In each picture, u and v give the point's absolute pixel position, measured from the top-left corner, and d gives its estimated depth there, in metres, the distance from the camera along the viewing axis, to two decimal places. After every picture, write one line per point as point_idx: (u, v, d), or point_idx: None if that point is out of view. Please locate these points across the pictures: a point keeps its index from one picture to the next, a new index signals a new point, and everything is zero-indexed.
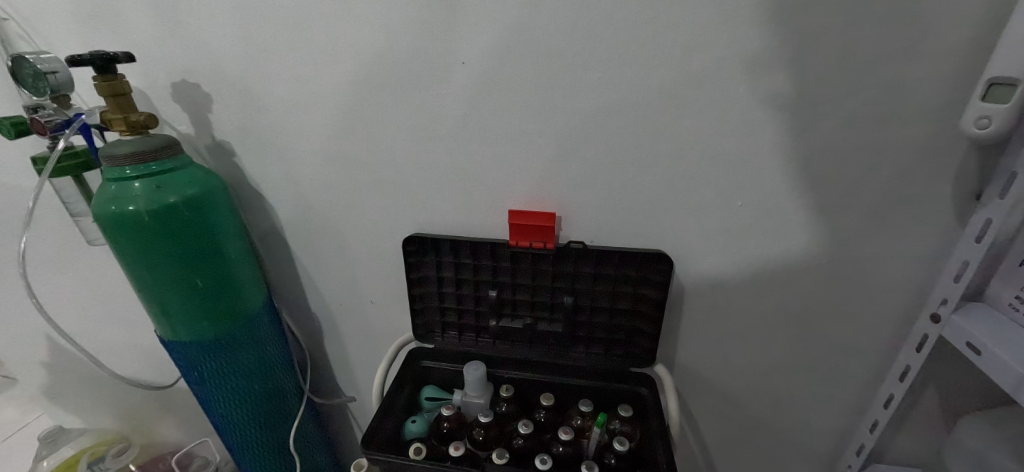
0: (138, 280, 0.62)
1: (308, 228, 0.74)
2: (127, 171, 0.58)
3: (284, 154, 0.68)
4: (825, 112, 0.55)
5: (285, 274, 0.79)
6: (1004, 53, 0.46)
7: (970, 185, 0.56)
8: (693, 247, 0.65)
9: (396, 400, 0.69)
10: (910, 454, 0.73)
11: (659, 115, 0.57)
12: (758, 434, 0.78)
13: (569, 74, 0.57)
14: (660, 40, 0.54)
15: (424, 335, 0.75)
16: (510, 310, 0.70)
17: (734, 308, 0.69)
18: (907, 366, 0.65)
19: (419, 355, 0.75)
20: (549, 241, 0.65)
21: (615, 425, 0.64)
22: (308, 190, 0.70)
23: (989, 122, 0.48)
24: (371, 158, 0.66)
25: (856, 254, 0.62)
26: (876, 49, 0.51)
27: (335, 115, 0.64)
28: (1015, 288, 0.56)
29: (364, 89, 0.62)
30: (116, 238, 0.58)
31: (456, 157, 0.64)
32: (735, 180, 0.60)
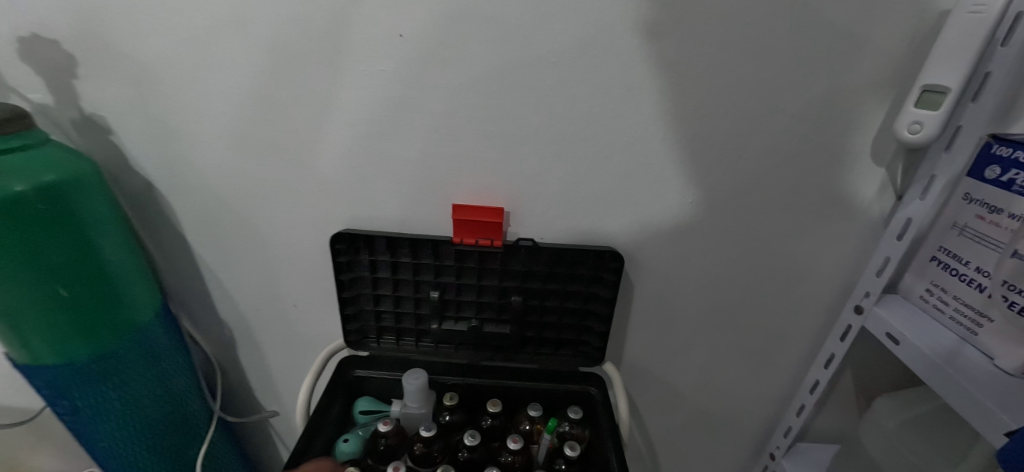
0: None
1: (214, 222, 0.63)
2: None
3: (183, 133, 0.57)
4: (775, 111, 0.55)
5: (185, 276, 0.68)
6: (938, 62, 0.48)
7: (894, 187, 0.60)
8: (644, 244, 0.64)
9: (325, 418, 0.61)
10: (828, 432, 0.79)
11: (615, 106, 0.54)
12: (698, 422, 0.81)
13: (524, 54, 0.52)
14: (620, 23, 0.50)
15: (359, 342, 0.68)
16: (454, 312, 0.65)
17: (681, 303, 0.69)
18: (832, 354, 0.69)
19: (351, 365, 0.67)
20: (496, 238, 0.60)
21: (565, 429, 0.62)
22: (213, 177, 0.59)
23: (921, 127, 0.50)
24: (293, 142, 0.57)
25: (794, 250, 0.64)
26: (826, 50, 0.52)
27: (246, 88, 0.54)
28: (925, 281, 0.62)
29: (282, 59, 0.52)
30: None
31: (395, 142, 0.57)
32: (688, 176, 0.59)
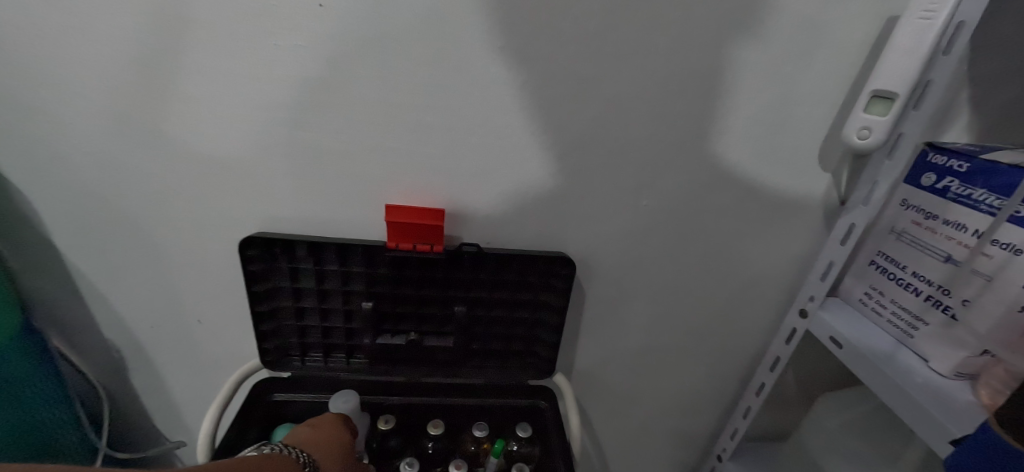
0: None
1: (94, 223, 0.53)
2: None
3: (45, 114, 0.46)
4: (728, 113, 0.53)
5: (60, 285, 0.57)
6: (888, 66, 0.47)
7: (838, 192, 0.60)
8: (596, 249, 0.60)
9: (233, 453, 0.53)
10: (771, 430, 0.81)
11: (566, 100, 0.50)
12: (647, 428, 0.79)
13: (465, 37, 0.46)
14: (571, 9, 0.46)
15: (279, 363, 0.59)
16: (389, 326, 0.59)
17: (632, 309, 0.66)
18: (778, 357, 0.68)
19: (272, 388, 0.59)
20: (436, 242, 0.54)
21: (513, 449, 0.58)
22: (88, 169, 0.49)
23: (869, 133, 0.49)
24: (191, 129, 0.48)
25: (743, 254, 0.63)
26: (779, 52, 0.50)
27: (127, 61, 0.44)
28: (864, 284, 0.63)
29: (171, 26, 0.43)
30: None
31: (319, 132, 0.49)
32: (642, 178, 0.56)
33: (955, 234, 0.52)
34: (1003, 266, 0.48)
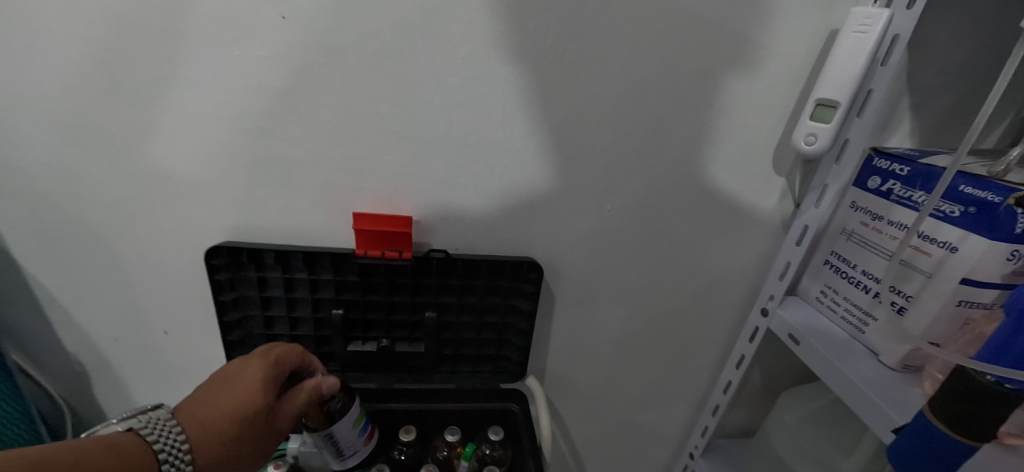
0: None
1: (52, 234, 0.52)
2: None
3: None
4: (684, 120, 0.55)
5: (17, 298, 0.55)
6: (830, 76, 0.50)
7: (792, 195, 0.63)
8: (562, 253, 0.62)
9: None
10: (740, 427, 0.83)
11: (528, 108, 0.52)
12: (620, 429, 0.81)
13: (428, 48, 0.47)
14: (531, 20, 0.48)
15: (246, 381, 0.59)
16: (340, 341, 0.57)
17: (600, 312, 0.68)
18: (742, 356, 0.71)
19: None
20: (405, 249, 0.55)
21: (485, 453, 0.58)
22: (47, 180, 0.49)
23: (816, 139, 0.52)
24: (151, 139, 0.48)
25: (704, 256, 0.66)
26: (729, 63, 0.53)
27: (84, 72, 0.44)
28: (820, 283, 0.66)
29: (128, 36, 0.43)
30: None
31: (283, 141, 0.50)
32: (603, 184, 0.58)
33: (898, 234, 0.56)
34: (940, 263, 0.51)
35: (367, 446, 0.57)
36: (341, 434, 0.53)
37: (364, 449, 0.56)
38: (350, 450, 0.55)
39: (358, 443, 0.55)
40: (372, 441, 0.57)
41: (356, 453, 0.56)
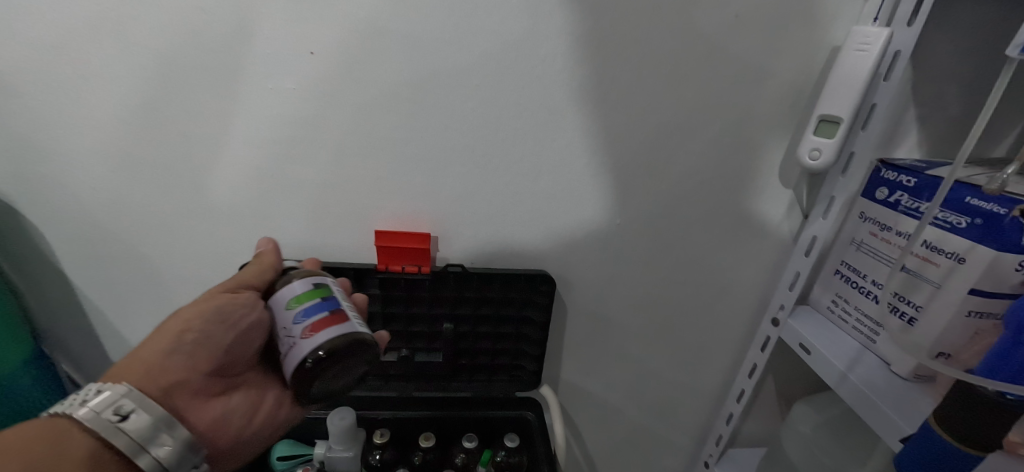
0: None
1: (99, 252, 0.56)
2: None
3: (52, 156, 0.50)
4: (690, 137, 0.57)
5: (66, 311, 0.60)
6: (832, 93, 0.52)
7: (800, 207, 0.64)
8: (574, 265, 0.64)
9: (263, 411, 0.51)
10: (754, 437, 0.83)
11: (539, 130, 0.54)
12: (635, 437, 0.82)
13: (443, 74, 0.50)
14: (540, 47, 0.50)
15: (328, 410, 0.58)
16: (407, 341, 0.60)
17: (611, 322, 0.70)
18: (755, 365, 0.72)
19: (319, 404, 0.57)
20: (423, 264, 0.58)
21: (501, 458, 0.60)
22: (97, 204, 0.53)
23: (820, 154, 0.53)
24: (188, 165, 0.52)
25: (714, 267, 0.67)
26: (732, 81, 0.55)
27: (129, 106, 0.48)
28: (831, 292, 0.66)
29: (169, 74, 0.47)
30: None
31: (308, 164, 0.53)
32: (613, 198, 0.60)
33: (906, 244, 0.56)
34: (949, 273, 0.52)
35: (303, 326, 0.44)
36: (279, 319, 0.46)
37: (298, 345, 0.44)
38: (282, 333, 0.45)
39: (286, 334, 0.45)
40: (309, 326, 0.44)
41: (286, 352, 0.44)
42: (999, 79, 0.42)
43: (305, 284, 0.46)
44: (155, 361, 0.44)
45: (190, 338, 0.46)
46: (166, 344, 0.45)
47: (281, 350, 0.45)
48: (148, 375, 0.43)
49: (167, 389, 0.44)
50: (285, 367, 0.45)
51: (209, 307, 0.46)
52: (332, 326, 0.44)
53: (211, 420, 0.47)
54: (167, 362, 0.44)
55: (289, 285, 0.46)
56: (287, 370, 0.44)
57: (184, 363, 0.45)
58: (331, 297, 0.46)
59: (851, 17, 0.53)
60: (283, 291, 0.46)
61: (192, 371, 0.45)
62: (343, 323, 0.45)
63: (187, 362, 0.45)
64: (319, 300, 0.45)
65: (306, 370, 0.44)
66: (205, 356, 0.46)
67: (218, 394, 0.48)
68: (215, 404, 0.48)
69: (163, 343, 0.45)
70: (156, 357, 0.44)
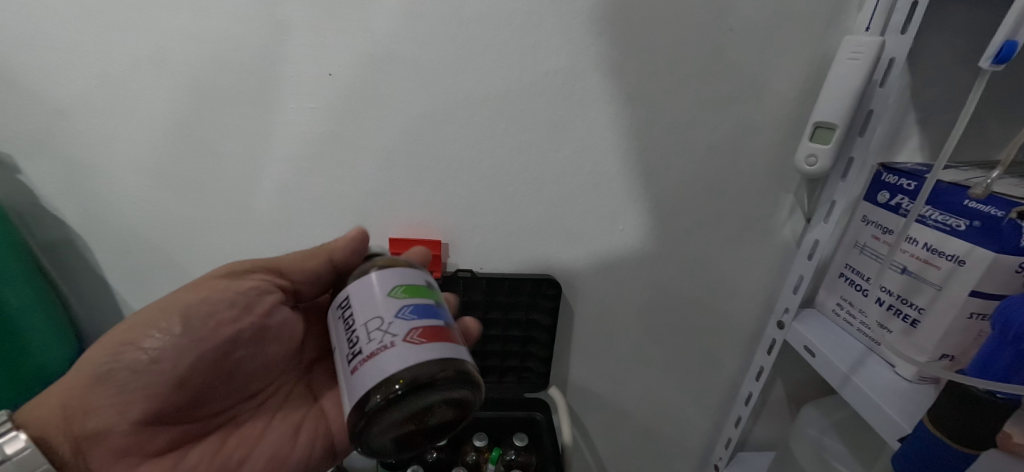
0: None
1: (136, 259, 0.61)
2: None
3: (96, 172, 0.55)
4: (690, 145, 0.59)
5: (106, 314, 0.65)
6: (827, 101, 0.53)
7: (803, 211, 0.65)
8: (580, 270, 0.66)
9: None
10: (764, 440, 0.84)
11: (543, 140, 0.57)
12: (644, 439, 0.83)
13: (449, 92, 0.54)
14: (541, 64, 0.53)
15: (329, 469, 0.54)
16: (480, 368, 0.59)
17: (618, 326, 0.72)
18: (761, 367, 0.73)
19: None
20: (435, 269, 0.62)
21: (511, 457, 0.63)
22: (135, 215, 0.58)
23: (816, 160, 0.55)
24: (217, 178, 0.56)
25: (718, 270, 0.69)
26: (730, 91, 0.57)
27: (166, 126, 0.53)
28: (836, 295, 0.67)
29: (202, 96, 0.52)
30: None
31: (326, 177, 0.57)
32: (616, 205, 0.62)
33: (908, 247, 0.57)
34: (949, 275, 0.52)
35: (413, 325, 0.39)
36: (374, 307, 0.40)
37: (400, 346, 0.37)
38: (375, 326, 0.39)
39: (385, 328, 0.38)
40: (420, 327, 0.39)
41: (378, 350, 0.38)
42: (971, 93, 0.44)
43: (410, 279, 0.42)
44: (80, 398, 0.41)
45: (127, 369, 0.43)
46: (95, 374, 0.42)
47: (363, 347, 0.39)
48: (62, 412, 0.41)
49: (88, 435, 0.41)
50: (358, 372, 0.38)
51: (144, 323, 0.44)
52: (445, 338, 0.39)
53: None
54: (90, 400, 0.41)
55: (392, 274, 0.42)
56: (374, 375, 0.37)
57: (110, 405, 0.42)
58: (439, 305, 0.42)
59: (843, 27, 0.55)
60: (385, 276, 0.42)
61: (121, 416, 0.42)
62: (451, 339, 0.40)
63: (115, 402, 0.42)
64: (427, 303, 0.41)
65: (412, 383, 0.37)
66: (137, 399, 0.42)
67: (164, 447, 0.44)
68: (165, 462, 0.44)
69: (98, 367, 0.43)
70: (81, 391, 0.42)
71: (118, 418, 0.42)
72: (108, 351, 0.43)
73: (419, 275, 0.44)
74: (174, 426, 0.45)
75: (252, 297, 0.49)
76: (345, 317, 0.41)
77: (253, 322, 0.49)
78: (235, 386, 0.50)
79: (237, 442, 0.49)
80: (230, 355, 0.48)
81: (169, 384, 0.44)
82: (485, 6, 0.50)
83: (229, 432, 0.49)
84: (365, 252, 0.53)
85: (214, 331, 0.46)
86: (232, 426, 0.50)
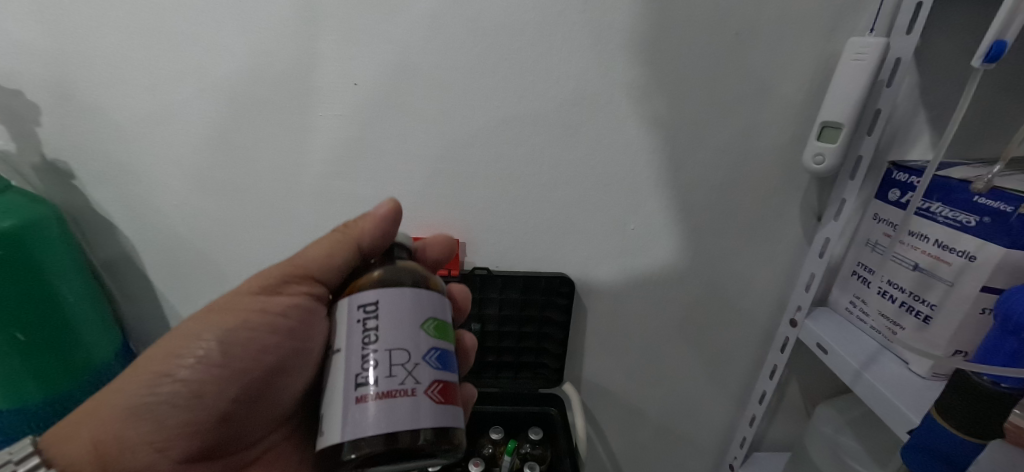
0: None
1: (175, 258, 0.65)
2: None
3: (142, 178, 0.59)
4: (699, 146, 0.61)
5: (147, 310, 0.69)
6: (833, 101, 0.55)
7: (813, 210, 0.66)
8: (592, 268, 0.68)
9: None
10: (780, 441, 0.83)
11: (555, 143, 0.60)
12: (659, 438, 0.84)
13: (469, 98, 0.57)
14: (553, 71, 0.56)
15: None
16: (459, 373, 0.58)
17: (631, 324, 0.73)
18: (775, 366, 0.73)
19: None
20: (453, 267, 0.65)
21: (526, 450, 0.66)
22: (175, 218, 0.62)
23: (824, 158, 0.57)
24: (250, 184, 0.60)
25: (730, 269, 0.70)
26: (737, 92, 0.59)
27: (206, 136, 0.57)
28: (849, 294, 0.67)
29: (238, 108, 0.56)
30: None
31: (350, 181, 0.60)
32: (628, 204, 0.64)
33: (919, 244, 0.57)
34: (960, 272, 0.53)
35: (436, 377, 0.37)
36: (398, 337, 0.37)
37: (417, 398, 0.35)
38: (399, 360, 0.36)
39: (410, 370, 0.36)
40: (441, 381, 0.37)
41: (397, 392, 0.35)
42: (968, 87, 0.46)
43: (443, 315, 0.40)
44: (116, 434, 0.40)
45: (165, 404, 0.41)
46: (129, 408, 0.41)
47: (377, 379, 0.36)
48: (98, 449, 0.40)
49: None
50: (366, 405, 0.35)
51: (179, 353, 0.42)
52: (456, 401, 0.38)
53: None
54: (126, 438, 0.40)
55: (431, 300, 0.39)
56: (385, 422, 0.34)
57: (150, 444, 0.41)
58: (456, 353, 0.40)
59: (848, 29, 0.56)
60: (425, 301, 0.39)
61: (159, 457, 0.41)
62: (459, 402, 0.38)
63: (153, 439, 0.41)
64: (449, 347, 0.39)
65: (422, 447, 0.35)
66: (176, 437, 0.41)
67: None
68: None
69: (133, 400, 0.41)
70: (115, 427, 0.41)
71: (158, 457, 0.41)
72: (143, 383, 0.42)
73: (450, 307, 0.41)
74: (214, 461, 0.44)
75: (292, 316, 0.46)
76: (363, 327, 0.37)
77: (293, 347, 0.46)
78: (273, 416, 0.48)
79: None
80: (270, 384, 0.46)
81: (209, 417, 0.43)
82: (499, 17, 0.54)
83: (270, 462, 0.48)
84: (394, 238, 0.47)
85: (251, 361, 0.44)
86: (271, 456, 0.48)
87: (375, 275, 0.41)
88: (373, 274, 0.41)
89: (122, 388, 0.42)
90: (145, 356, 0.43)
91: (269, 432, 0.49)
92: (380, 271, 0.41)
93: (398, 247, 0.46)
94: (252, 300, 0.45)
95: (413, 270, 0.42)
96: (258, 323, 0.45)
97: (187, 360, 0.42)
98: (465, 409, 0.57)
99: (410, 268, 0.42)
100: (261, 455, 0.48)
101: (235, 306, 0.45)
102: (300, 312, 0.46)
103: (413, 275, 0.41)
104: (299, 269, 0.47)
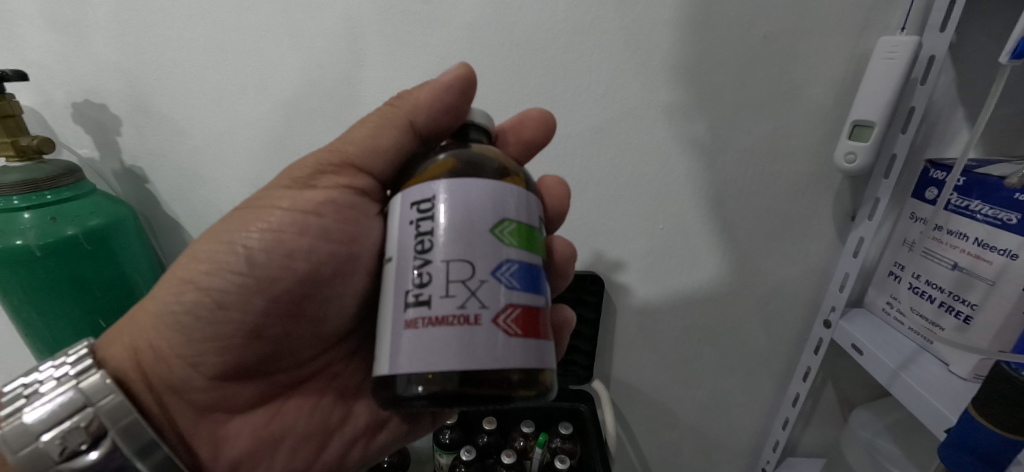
0: (42, 314, 0.57)
1: None
2: (47, 196, 0.55)
3: (206, 182, 0.65)
4: (728, 146, 0.62)
5: None
6: (864, 100, 0.55)
7: (847, 209, 0.65)
8: (621, 267, 0.70)
9: (336, 433, 0.51)
10: (816, 446, 0.82)
11: (587, 146, 0.63)
12: (690, 440, 0.84)
13: (504, 105, 0.61)
14: (583, 77, 0.59)
15: (435, 427, 0.54)
16: (553, 291, 0.56)
17: (660, 323, 0.74)
18: (809, 367, 0.74)
19: (416, 426, 0.54)
20: None
21: (557, 444, 0.68)
22: None
23: (855, 157, 0.57)
24: None
25: (761, 268, 0.70)
26: (766, 93, 0.59)
27: (264, 139, 0.62)
28: (885, 294, 0.66)
29: (293, 115, 0.60)
30: (17, 273, 0.54)
31: None
32: (657, 204, 0.66)
33: (958, 243, 0.56)
34: (1002, 271, 0.52)
35: (503, 299, 0.35)
36: (461, 244, 0.35)
37: (485, 327, 0.34)
38: (460, 277, 0.34)
39: (472, 290, 0.34)
40: (507, 306, 0.35)
41: (455, 318, 0.34)
42: (999, 80, 0.50)
43: (527, 220, 0.37)
44: (151, 347, 0.43)
45: (193, 316, 0.43)
46: (165, 314, 0.43)
47: (435, 300, 0.34)
48: (136, 358, 0.43)
49: (167, 385, 0.44)
50: (418, 330, 0.34)
51: (205, 265, 0.43)
52: (530, 331, 0.35)
53: (251, 434, 0.48)
54: (160, 350, 0.43)
55: (509, 196, 0.36)
56: (449, 351, 0.33)
57: (184, 361, 0.44)
58: (539, 266, 0.38)
59: (880, 27, 0.56)
60: (505, 199, 0.36)
61: (193, 371, 0.44)
62: (539, 331, 0.36)
63: (186, 354, 0.44)
64: (533, 260, 0.37)
65: (499, 387, 0.34)
66: (206, 353, 0.44)
67: (250, 398, 0.48)
68: (259, 416, 0.48)
69: (166, 308, 0.44)
70: (151, 336, 0.43)
71: (194, 374, 0.44)
72: (170, 292, 0.43)
73: (533, 206, 0.38)
74: (254, 380, 0.48)
75: (326, 207, 0.44)
76: (416, 230, 0.36)
77: (333, 251, 0.44)
78: (319, 336, 0.49)
79: (333, 397, 0.52)
80: (311, 300, 0.46)
81: (238, 334, 0.44)
82: (532, 29, 0.57)
83: (320, 383, 0.52)
84: (454, 109, 0.44)
85: (280, 271, 0.43)
86: (324, 376, 0.52)
87: (445, 164, 0.39)
88: (443, 161, 0.39)
89: (156, 296, 0.44)
90: (175, 263, 0.44)
91: (324, 351, 0.51)
92: (448, 158, 0.39)
93: (473, 127, 0.44)
94: (285, 192, 0.44)
95: (489, 158, 0.40)
96: (290, 223, 0.43)
97: (212, 272, 0.43)
98: (562, 333, 0.55)
99: (485, 156, 0.40)
100: (317, 373, 0.52)
101: (264, 204, 0.44)
102: (338, 209, 0.44)
103: (489, 166, 0.38)
104: (339, 154, 0.44)
